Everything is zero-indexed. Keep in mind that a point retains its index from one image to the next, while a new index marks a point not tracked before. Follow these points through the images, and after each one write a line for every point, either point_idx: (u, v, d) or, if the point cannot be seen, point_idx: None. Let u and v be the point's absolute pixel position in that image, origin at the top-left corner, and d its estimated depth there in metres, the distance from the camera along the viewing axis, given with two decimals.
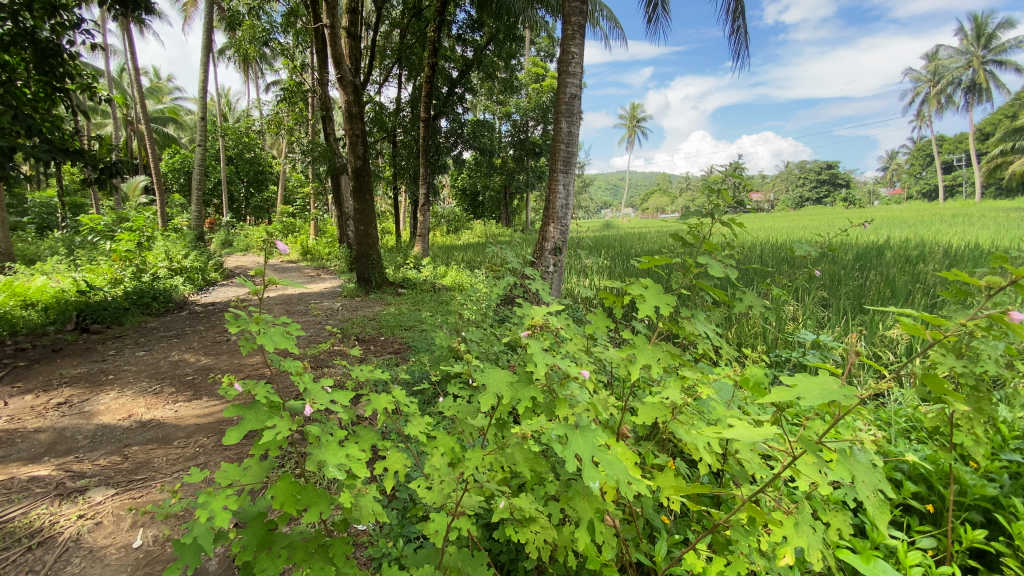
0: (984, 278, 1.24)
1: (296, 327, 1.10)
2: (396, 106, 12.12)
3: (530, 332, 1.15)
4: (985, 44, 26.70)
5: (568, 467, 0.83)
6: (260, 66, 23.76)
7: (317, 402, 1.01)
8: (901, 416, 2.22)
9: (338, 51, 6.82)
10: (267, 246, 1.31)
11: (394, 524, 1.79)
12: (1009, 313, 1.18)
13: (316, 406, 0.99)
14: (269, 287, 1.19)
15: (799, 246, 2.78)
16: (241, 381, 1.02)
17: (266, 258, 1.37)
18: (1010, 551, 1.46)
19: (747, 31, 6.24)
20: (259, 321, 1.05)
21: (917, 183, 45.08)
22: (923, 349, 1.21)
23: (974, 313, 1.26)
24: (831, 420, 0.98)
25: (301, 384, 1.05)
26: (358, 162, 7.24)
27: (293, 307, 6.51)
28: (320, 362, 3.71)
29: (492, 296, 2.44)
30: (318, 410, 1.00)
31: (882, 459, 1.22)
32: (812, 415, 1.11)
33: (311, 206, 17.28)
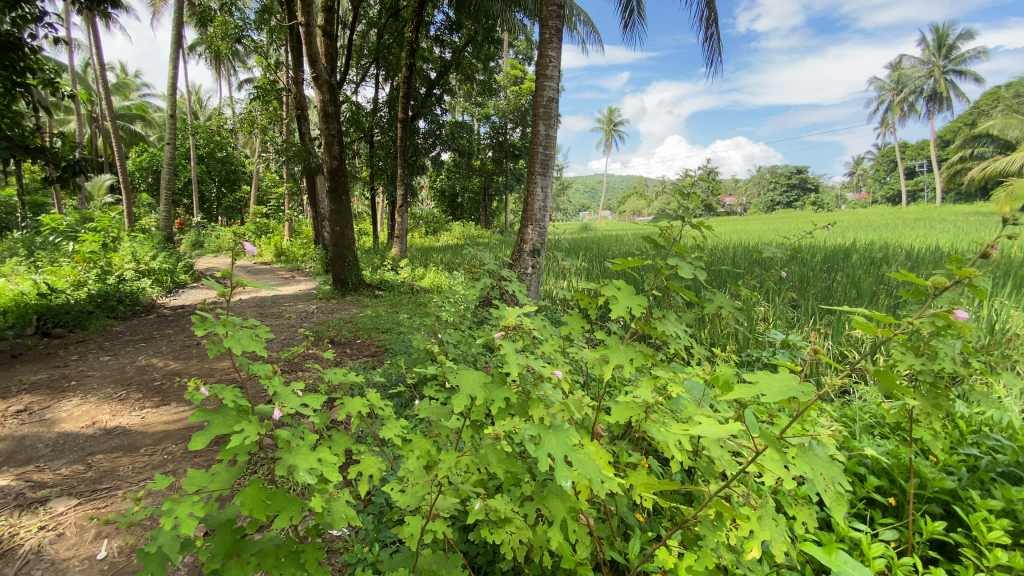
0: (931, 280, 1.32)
1: (265, 330, 1.08)
2: (373, 106, 12.00)
3: (503, 333, 1.15)
4: (945, 54, 27.88)
5: (541, 466, 0.83)
6: (232, 64, 23.26)
7: (287, 406, 0.98)
8: (865, 413, 2.28)
9: (314, 50, 6.73)
10: (236, 248, 1.28)
11: (370, 529, 1.77)
12: (952, 313, 1.26)
13: (284, 411, 0.97)
14: (237, 289, 1.16)
15: (767, 248, 2.84)
16: (208, 386, 0.99)
17: (234, 260, 1.33)
18: (967, 542, 1.52)
19: (719, 39, 6.39)
20: (225, 324, 1.02)
21: (881, 188, 46.77)
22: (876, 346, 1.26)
23: (921, 312, 1.34)
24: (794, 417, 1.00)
25: (270, 388, 1.03)
26: (333, 162, 7.13)
27: (267, 309, 6.38)
28: (294, 366, 3.64)
29: (469, 297, 2.43)
30: (288, 414, 0.98)
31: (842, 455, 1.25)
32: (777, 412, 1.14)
33: (285, 207, 16.93)
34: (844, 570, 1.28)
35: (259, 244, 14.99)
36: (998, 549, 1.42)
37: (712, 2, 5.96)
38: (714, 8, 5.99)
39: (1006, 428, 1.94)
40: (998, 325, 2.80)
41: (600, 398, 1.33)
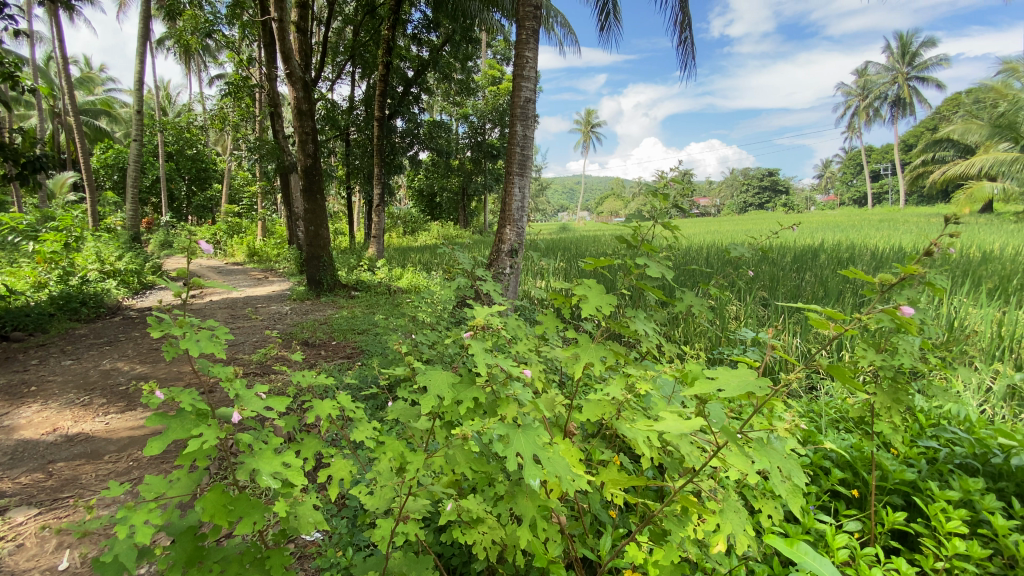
0: (877, 276, 1.37)
1: (225, 331, 1.05)
2: (349, 104, 11.81)
3: (472, 332, 1.14)
4: (909, 61, 28.95)
5: (509, 465, 0.83)
6: (203, 59, 22.63)
7: (250, 409, 0.96)
8: (831, 407, 2.34)
9: (287, 46, 6.59)
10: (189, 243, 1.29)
11: (344, 533, 1.74)
12: (898, 309, 1.31)
13: (245, 414, 0.94)
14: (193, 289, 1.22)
15: (736, 248, 2.90)
16: (164, 390, 0.96)
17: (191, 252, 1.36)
18: (926, 531, 1.58)
19: (693, 43, 6.51)
20: (182, 325, 1.00)
21: (848, 190, 48.27)
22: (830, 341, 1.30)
23: (873, 308, 1.39)
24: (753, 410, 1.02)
25: (233, 391, 1.00)
26: (307, 161, 7.00)
27: (239, 311, 6.23)
28: (266, 368, 3.56)
29: (445, 297, 2.40)
30: (250, 416, 0.96)
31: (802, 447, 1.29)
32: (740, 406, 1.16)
33: (258, 206, 16.56)
34: (807, 561, 1.30)
35: (231, 244, 14.62)
36: (956, 538, 1.47)
37: (686, 7, 6.06)
38: (688, 13, 6.09)
39: (963, 421, 2.01)
40: (956, 322, 2.91)
41: (572, 397, 1.34)
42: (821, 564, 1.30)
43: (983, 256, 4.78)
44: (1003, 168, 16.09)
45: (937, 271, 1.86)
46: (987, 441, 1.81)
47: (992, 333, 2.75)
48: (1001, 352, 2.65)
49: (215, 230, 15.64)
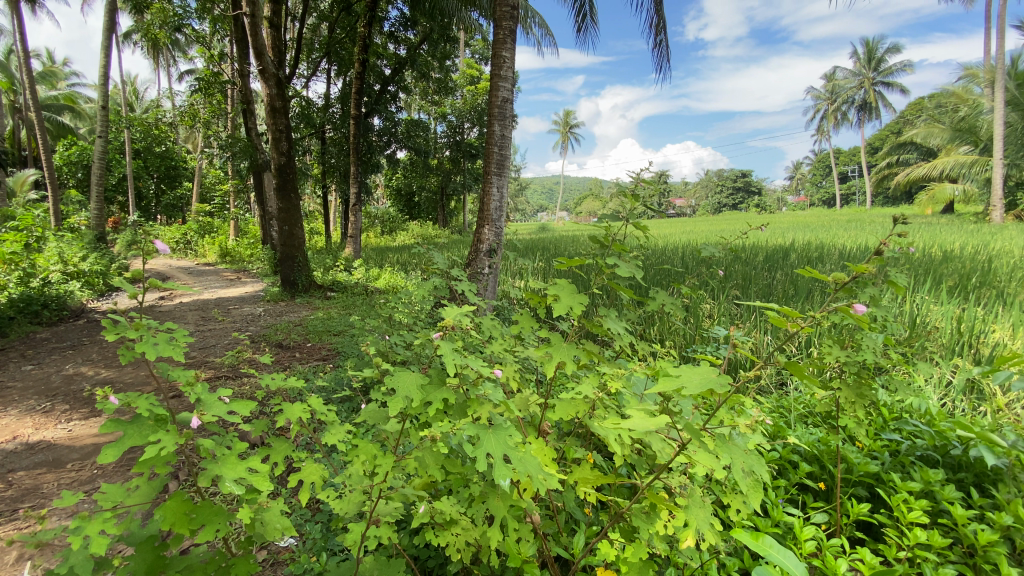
0: (828, 276, 1.40)
1: (184, 334, 1.02)
2: (324, 102, 11.63)
3: (441, 333, 1.14)
4: (875, 66, 29.93)
5: (478, 466, 0.82)
6: (172, 54, 21.99)
7: (212, 413, 0.93)
8: (800, 403, 2.40)
9: (260, 42, 6.45)
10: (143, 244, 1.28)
11: (318, 538, 1.71)
12: (848, 307, 1.34)
13: (205, 419, 0.91)
14: (149, 291, 1.22)
15: (707, 247, 2.96)
16: (120, 395, 0.93)
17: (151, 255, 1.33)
18: (889, 521, 1.64)
19: (668, 46, 6.61)
20: (139, 327, 0.97)
21: (818, 191, 49.64)
22: (787, 338, 1.33)
23: (825, 307, 1.42)
24: (716, 407, 1.04)
25: (194, 395, 0.97)
26: (281, 159, 6.85)
27: (210, 313, 6.07)
28: (238, 372, 3.48)
29: (421, 298, 2.38)
30: (211, 421, 0.93)
31: (766, 443, 1.32)
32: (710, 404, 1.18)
33: (231, 205, 16.15)
34: (771, 555, 1.21)
35: (202, 244, 14.23)
36: (917, 528, 1.53)
37: (661, 10, 6.15)
38: (663, 16, 6.18)
39: (924, 414, 2.07)
40: (918, 319, 3.02)
41: (546, 396, 1.34)
42: (788, 559, 1.20)
43: (943, 255, 4.98)
44: (963, 170, 16.74)
45: (895, 270, 1.95)
46: (947, 433, 1.87)
47: (952, 329, 2.86)
48: (961, 346, 2.75)
49: (185, 230, 15.22)
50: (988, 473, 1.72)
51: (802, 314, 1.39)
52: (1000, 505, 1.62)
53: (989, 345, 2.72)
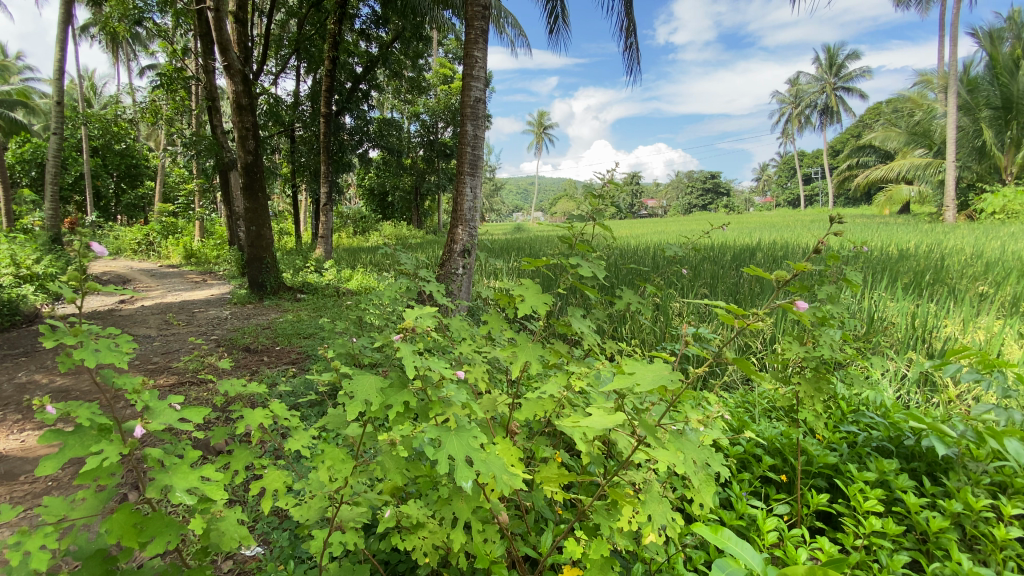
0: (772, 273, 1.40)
1: (128, 338, 0.98)
2: (294, 100, 11.38)
3: (401, 335, 1.12)
4: (836, 72, 31.05)
5: (439, 468, 0.81)
6: (132, 48, 21.14)
7: (160, 422, 0.90)
8: (763, 398, 2.45)
9: (225, 37, 6.26)
10: (84, 245, 1.21)
11: (285, 546, 1.66)
12: (794, 303, 1.35)
13: (152, 427, 0.88)
14: (91, 295, 1.17)
15: (672, 248, 3.02)
16: (58, 404, 0.88)
17: (95, 256, 1.27)
18: (846, 511, 1.70)
19: (638, 49, 6.70)
20: (79, 333, 0.93)
21: (783, 192, 51.22)
22: (735, 335, 1.35)
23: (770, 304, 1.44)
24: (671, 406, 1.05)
25: (141, 402, 0.93)
26: (248, 158, 6.67)
27: (175, 316, 5.86)
28: (204, 377, 3.37)
29: (390, 300, 2.35)
30: (159, 429, 0.89)
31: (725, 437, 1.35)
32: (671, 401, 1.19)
33: (196, 205, 15.63)
34: (731, 547, 1.18)
35: (165, 246, 13.75)
36: (873, 517, 1.59)
37: (632, 13, 6.23)
38: (634, 20, 6.26)
39: (879, 406, 2.15)
40: (875, 315, 3.14)
41: (514, 395, 1.35)
42: (744, 550, 1.18)
43: (898, 254, 5.21)
44: (918, 172, 17.53)
45: (849, 267, 2.02)
46: (900, 425, 1.95)
47: (907, 324, 2.98)
48: (915, 341, 2.88)
49: (147, 230, 14.67)
50: (939, 461, 1.81)
51: (748, 311, 1.40)
52: (950, 493, 1.70)
53: (940, 339, 2.85)
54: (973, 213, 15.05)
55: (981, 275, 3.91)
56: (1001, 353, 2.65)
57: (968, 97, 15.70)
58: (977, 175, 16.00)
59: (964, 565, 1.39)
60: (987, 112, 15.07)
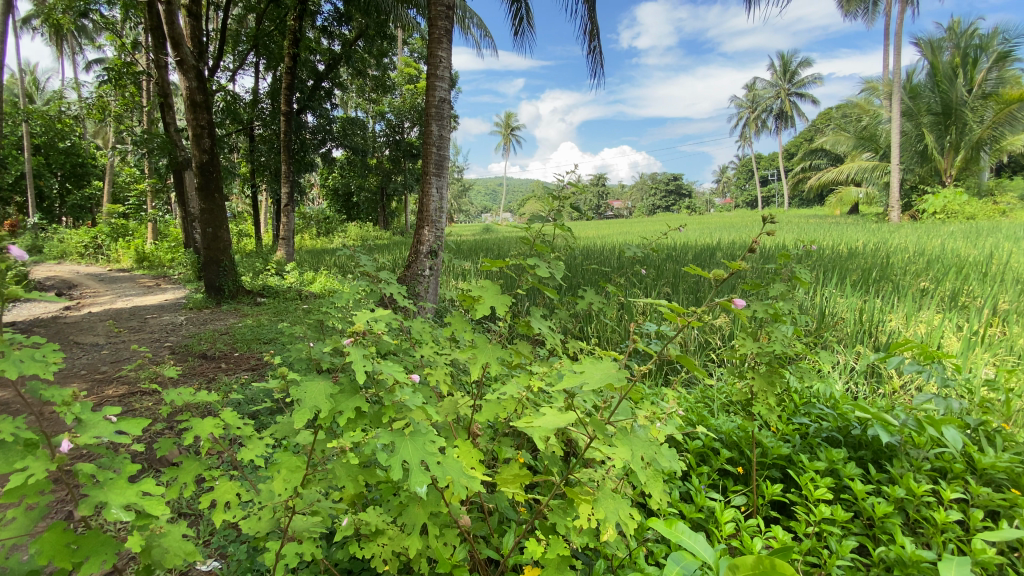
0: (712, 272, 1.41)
1: (56, 348, 0.93)
2: (253, 97, 11.03)
3: (353, 339, 1.10)
4: (789, 78, 32.40)
5: (393, 475, 0.80)
6: (78, 41, 20.10)
7: (93, 436, 0.85)
8: (722, 392, 2.53)
9: (177, 31, 6.01)
10: (5, 250, 1.13)
11: (242, 559, 1.60)
12: (734, 301, 1.36)
13: (82, 440, 0.83)
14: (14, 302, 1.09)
15: (633, 247, 3.07)
16: None
17: (18, 262, 1.19)
18: (799, 500, 1.77)
19: (602, 52, 6.80)
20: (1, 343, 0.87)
21: (741, 194, 53.04)
22: (678, 332, 1.37)
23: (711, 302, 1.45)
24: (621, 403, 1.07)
25: (72, 415, 0.89)
26: (203, 157, 6.41)
27: (125, 323, 5.58)
28: (155, 386, 3.21)
29: (351, 303, 2.29)
30: (92, 442, 0.85)
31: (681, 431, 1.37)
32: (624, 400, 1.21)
33: (148, 206, 14.96)
34: (685, 541, 1.21)
35: (115, 249, 13.08)
36: (823, 505, 1.66)
37: (595, 17, 6.32)
38: (597, 23, 6.35)
39: (829, 398, 2.24)
40: (826, 311, 3.29)
41: (474, 399, 1.35)
42: (698, 543, 1.21)
43: (847, 252, 5.46)
44: (866, 175, 18.47)
45: (798, 265, 2.09)
46: (847, 415, 2.05)
47: (855, 319, 3.13)
48: (862, 335, 3.03)
49: (95, 233, 13.93)
50: (883, 449, 1.90)
51: (690, 309, 1.41)
52: (894, 479, 1.79)
53: (886, 333, 3.01)
54: (916, 213, 15.95)
55: (923, 271, 4.15)
56: (940, 345, 2.81)
57: (910, 103, 16.64)
58: (919, 178, 16.99)
59: (907, 548, 1.47)
60: (928, 118, 15.98)
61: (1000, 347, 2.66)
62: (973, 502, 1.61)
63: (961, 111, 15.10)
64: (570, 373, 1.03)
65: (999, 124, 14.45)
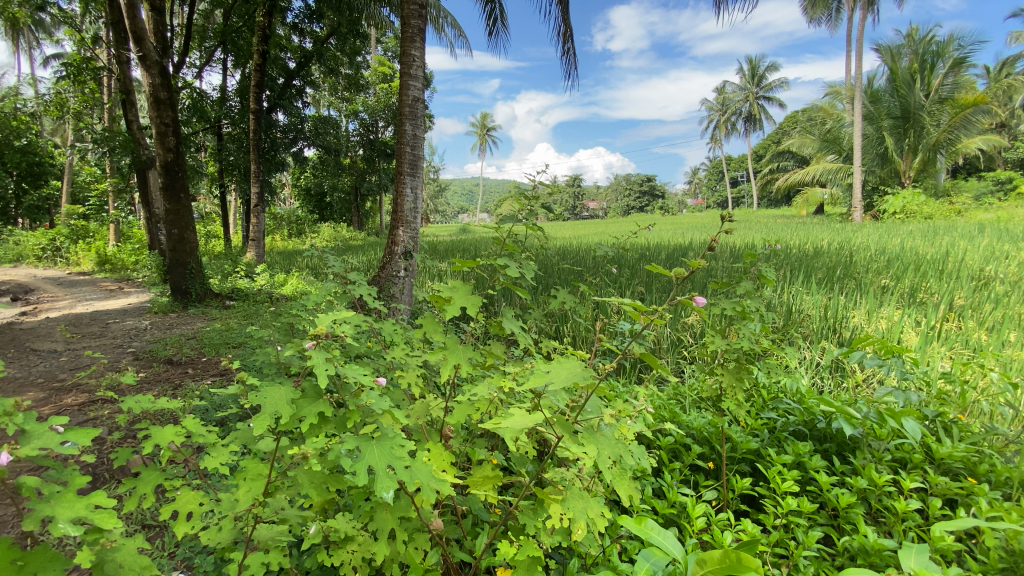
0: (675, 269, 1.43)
1: None
2: (221, 95, 10.74)
3: (315, 342, 1.07)
4: (757, 82, 33.28)
5: (359, 481, 0.79)
6: (35, 36, 19.23)
7: (38, 447, 0.81)
8: (693, 389, 2.58)
9: (139, 25, 5.80)
10: None
11: (209, 570, 1.55)
12: (695, 299, 1.38)
13: (24, 453, 0.79)
14: None
15: (604, 247, 3.09)
16: None
17: None
18: (767, 492, 1.81)
19: (575, 54, 6.85)
20: None
21: (712, 194, 54.20)
22: (641, 331, 1.38)
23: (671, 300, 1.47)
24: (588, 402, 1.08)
25: (15, 426, 0.84)
26: (168, 156, 6.21)
27: (85, 328, 5.35)
28: (116, 394, 3.08)
29: (322, 306, 2.24)
30: (36, 455, 0.80)
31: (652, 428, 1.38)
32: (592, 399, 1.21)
33: (109, 206, 14.39)
34: (654, 537, 1.24)
35: (75, 251, 12.56)
36: (790, 497, 1.70)
37: (569, 19, 6.37)
38: (570, 25, 6.39)
39: (795, 393, 2.30)
40: (793, 308, 3.38)
41: (445, 403, 1.33)
42: (667, 540, 1.24)
43: (813, 251, 5.63)
44: (830, 176, 19.11)
45: (765, 264, 2.15)
46: (813, 409, 2.11)
47: (820, 316, 3.22)
48: (827, 331, 3.12)
49: (53, 234, 13.36)
50: (846, 442, 1.97)
51: (653, 308, 1.42)
52: (857, 470, 1.85)
53: (849, 329, 3.11)
54: (878, 213, 16.54)
55: (884, 269, 4.29)
56: (899, 340, 2.91)
57: (872, 107, 17.27)
58: (880, 179, 17.64)
59: (869, 537, 1.51)
60: (888, 121, 16.60)
61: (957, 341, 2.77)
62: (932, 490, 1.68)
63: (919, 115, 15.77)
64: (538, 372, 1.03)
65: (954, 128, 15.15)
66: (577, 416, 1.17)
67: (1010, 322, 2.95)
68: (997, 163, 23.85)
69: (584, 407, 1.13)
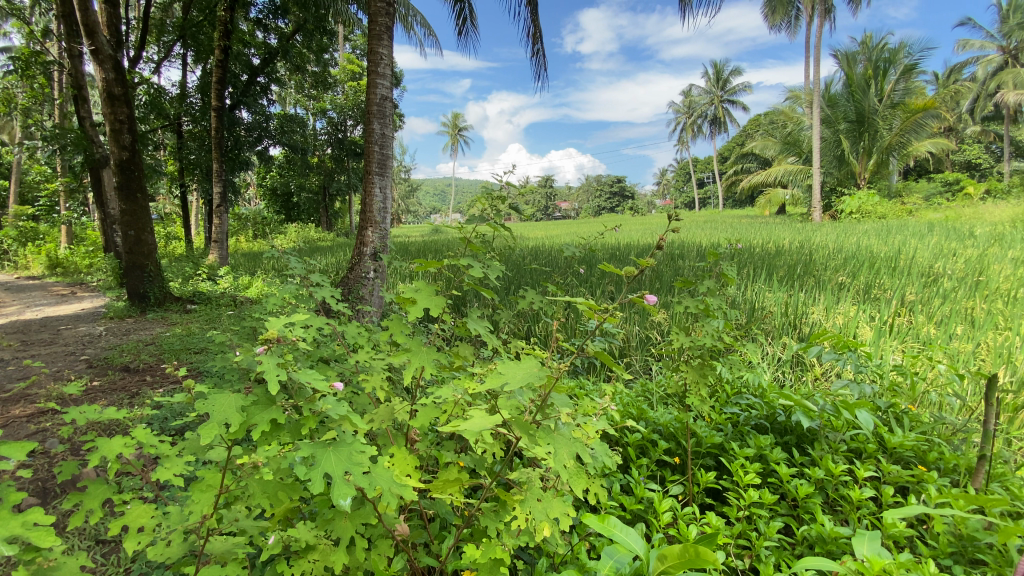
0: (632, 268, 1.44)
1: None
2: (180, 91, 10.36)
3: (266, 347, 1.04)
4: (722, 86, 34.16)
5: (315, 488, 0.77)
6: None
7: None
8: (660, 386, 2.62)
9: (91, 16, 5.53)
10: None
11: None
12: (651, 297, 1.40)
13: None
14: None
15: (572, 249, 3.12)
16: None
17: None
18: (730, 485, 1.85)
19: (545, 56, 6.90)
20: None
21: (680, 195, 55.33)
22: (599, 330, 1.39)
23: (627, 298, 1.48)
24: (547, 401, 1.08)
25: None
26: (123, 154, 5.93)
27: (34, 335, 5.08)
28: (65, 404, 2.93)
29: (287, 309, 2.18)
30: None
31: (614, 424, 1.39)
32: (555, 399, 1.21)
33: (61, 207, 13.68)
34: (616, 534, 1.26)
35: (23, 254, 11.91)
36: (752, 489, 1.75)
37: (538, 20, 6.40)
38: (540, 25, 6.43)
39: (757, 387, 2.37)
40: (756, 305, 3.49)
41: (409, 408, 1.31)
42: (629, 535, 1.26)
43: (774, 249, 5.82)
44: (791, 177, 19.77)
45: (726, 262, 2.20)
46: (773, 403, 2.17)
47: (781, 313, 3.34)
48: (787, 327, 3.23)
49: None
50: (805, 434, 2.04)
51: (610, 307, 1.44)
52: (815, 461, 1.92)
53: (808, 325, 3.24)
54: (836, 213, 17.20)
55: (841, 267, 4.47)
56: (855, 335, 3.04)
57: (829, 111, 17.98)
58: (838, 180, 18.34)
59: (827, 525, 1.57)
60: (845, 125, 17.29)
61: (908, 335, 2.91)
62: (884, 479, 1.75)
63: (873, 119, 16.45)
64: (496, 373, 1.03)
65: (905, 132, 15.89)
66: (540, 416, 1.16)
67: (956, 316, 3.11)
68: (945, 165, 25.08)
69: (545, 407, 1.13)
